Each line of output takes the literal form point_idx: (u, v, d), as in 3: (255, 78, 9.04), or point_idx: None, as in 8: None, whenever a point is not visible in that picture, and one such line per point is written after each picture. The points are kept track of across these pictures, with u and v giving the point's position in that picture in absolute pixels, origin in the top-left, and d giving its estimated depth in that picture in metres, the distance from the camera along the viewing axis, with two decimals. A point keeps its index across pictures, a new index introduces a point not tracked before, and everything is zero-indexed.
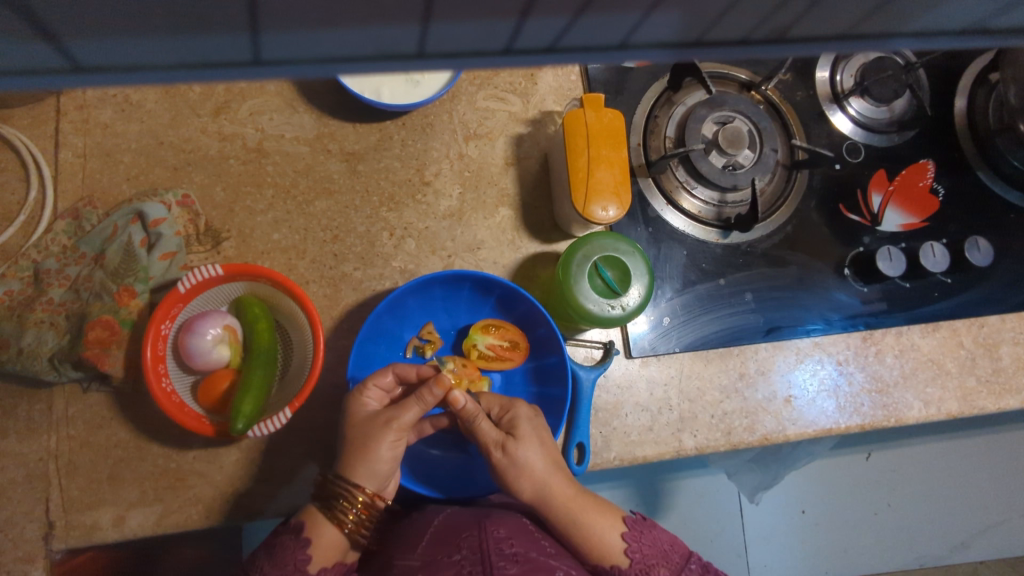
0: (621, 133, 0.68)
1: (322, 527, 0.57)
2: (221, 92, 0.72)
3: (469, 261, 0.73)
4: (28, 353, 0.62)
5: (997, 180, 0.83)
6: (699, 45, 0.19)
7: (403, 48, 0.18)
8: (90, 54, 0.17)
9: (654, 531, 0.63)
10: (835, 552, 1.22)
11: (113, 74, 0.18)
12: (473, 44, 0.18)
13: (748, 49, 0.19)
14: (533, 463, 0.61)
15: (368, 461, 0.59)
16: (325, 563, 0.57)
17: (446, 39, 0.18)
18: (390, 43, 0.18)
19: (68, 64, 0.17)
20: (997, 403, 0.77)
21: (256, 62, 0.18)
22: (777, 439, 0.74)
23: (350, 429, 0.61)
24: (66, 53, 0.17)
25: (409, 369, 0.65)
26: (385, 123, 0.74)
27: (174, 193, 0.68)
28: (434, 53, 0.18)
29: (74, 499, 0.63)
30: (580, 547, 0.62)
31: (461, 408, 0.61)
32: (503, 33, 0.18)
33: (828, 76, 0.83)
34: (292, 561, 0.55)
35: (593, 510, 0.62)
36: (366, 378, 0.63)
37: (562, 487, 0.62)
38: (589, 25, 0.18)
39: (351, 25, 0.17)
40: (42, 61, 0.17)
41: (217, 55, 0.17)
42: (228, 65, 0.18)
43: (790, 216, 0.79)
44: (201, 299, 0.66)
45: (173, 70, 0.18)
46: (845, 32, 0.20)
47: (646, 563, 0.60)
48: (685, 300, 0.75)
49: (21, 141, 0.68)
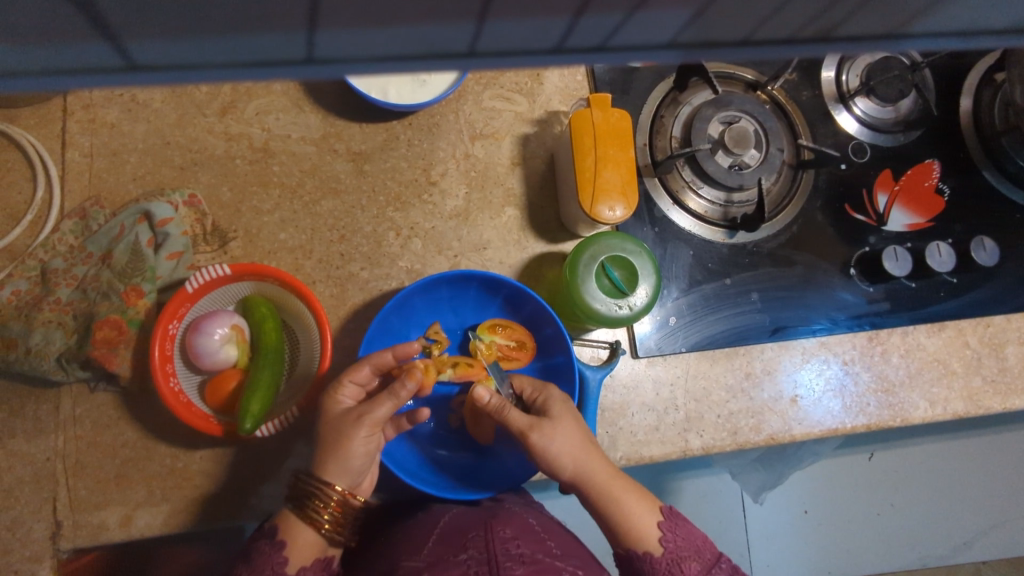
0: (628, 133, 0.68)
1: (297, 529, 0.57)
2: (227, 92, 0.72)
3: (475, 261, 0.73)
4: (36, 353, 0.62)
5: (1003, 180, 0.83)
6: (746, 46, 0.18)
7: (452, 47, 0.17)
8: (146, 54, 0.16)
9: (688, 526, 0.62)
10: (838, 553, 1.23)
11: (170, 76, 0.17)
12: (521, 41, 0.17)
13: (795, 49, 0.18)
14: (571, 439, 0.62)
15: (340, 457, 0.58)
16: (303, 563, 0.56)
17: (500, 37, 0.17)
18: (440, 39, 0.17)
19: (125, 63, 0.16)
20: (1003, 404, 0.77)
21: (311, 62, 0.17)
22: (783, 439, 0.74)
23: (324, 426, 0.61)
24: (124, 51, 0.16)
25: (383, 357, 0.63)
26: (392, 123, 0.74)
27: (181, 193, 0.68)
28: (486, 50, 0.17)
29: (81, 499, 0.63)
30: (613, 530, 0.61)
31: (485, 404, 0.63)
32: (555, 31, 0.17)
33: (833, 76, 0.83)
34: (268, 565, 0.55)
35: (627, 488, 0.63)
36: (341, 375, 0.62)
37: (600, 464, 0.63)
38: (644, 21, 0.17)
39: (401, 24, 0.16)
40: (100, 62, 0.16)
41: (271, 54, 0.17)
42: (281, 65, 0.17)
43: (796, 216, 0.79)
44: (209, 299, 0.66)
45: (232, 69, 0.17)
46: (892, 31, 0.19)
47: (678, 554, 0.59)
48: (691, 299, 0.75)
49: (28, 141, 0.68)
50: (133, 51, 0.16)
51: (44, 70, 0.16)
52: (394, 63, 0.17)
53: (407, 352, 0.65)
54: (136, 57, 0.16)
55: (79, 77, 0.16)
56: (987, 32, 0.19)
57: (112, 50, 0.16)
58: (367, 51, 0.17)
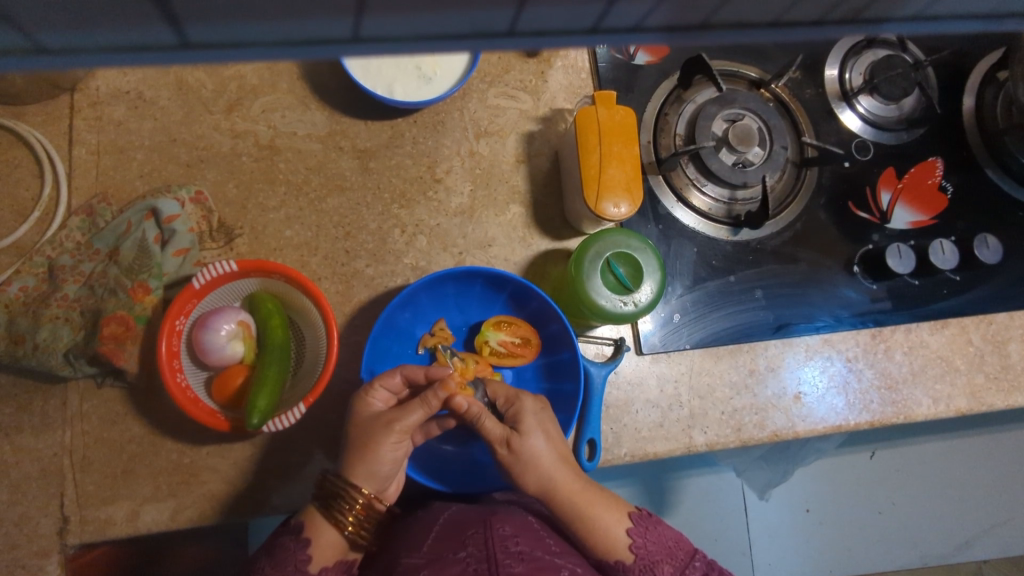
0: (633, 130, 0.69)
1: (321, 528, 0.58)
2: (233, 89, 0.73)
3: (480, 258, 0.74)
4: (43, 348, 0.62)
5: (1006, 178, 0.83)
6: (778, 26, 0.19)
7: (495, 27, 0.18)
8: (201, 33, 0.17)
9: (659, 527, 0.64)
10: (840, 550, 1.23)
11: (222, 51, 0.17)
12: (568, 22, 0.18)
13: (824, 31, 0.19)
14: (539, 458, 0.61)
15: (368, 462, 0.59)
16: (326, 562, 0.58)
17: (540, 18, 0.18)
18: (484, 19, 0.17)
19: (177, 39, 0.17)
20: (1005, 401, 0.77)
21: (355, 39, 0.18)
22: (787, 436, 0.74)
23: (352, 426, 0.61)
24: (180, 31, 0.17)
25: (418, 371, 0.64)
26: (397, 120, 0.74)
27: (187, 190, 0.69)
28: (527, 31, 0.18)
29: (88, 494, 0.63)
30: (585, 541, 0.62)
31: (464, 412, 0.61)
32: (594, 13, 0.18)
33: (837, 74, 0.83)
34: (292, 562, 0.57)
35: (597, 500, 0.62)
36: (374, 378, 0.63)
37: (569, 480, 0.62)
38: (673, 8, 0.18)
39: (452, 9, 0.17)
40: (155, 38, 0.17)
41: (322, 33, 0.18)
42: (329, 42, 0.18)
43: (800, 213, 0.79)
44: (215, 295, 0.66)
45: (285, 46, 0.18)
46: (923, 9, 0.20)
47: (650, 559, 0.61)
48: (695, 296, 0.75)
49: (35, 138, 0.68)
50: (186, 27, 0.17)
51: (99, 50, 0.17)
52: (437, 42, 0.18)
53: (440, 373, 0.65)
54: (189, 36, 0.17)
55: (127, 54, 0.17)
56: (1010, 15, 0.21)
57: (169, 31, 0.17)
58: (407, 29, 0.18)
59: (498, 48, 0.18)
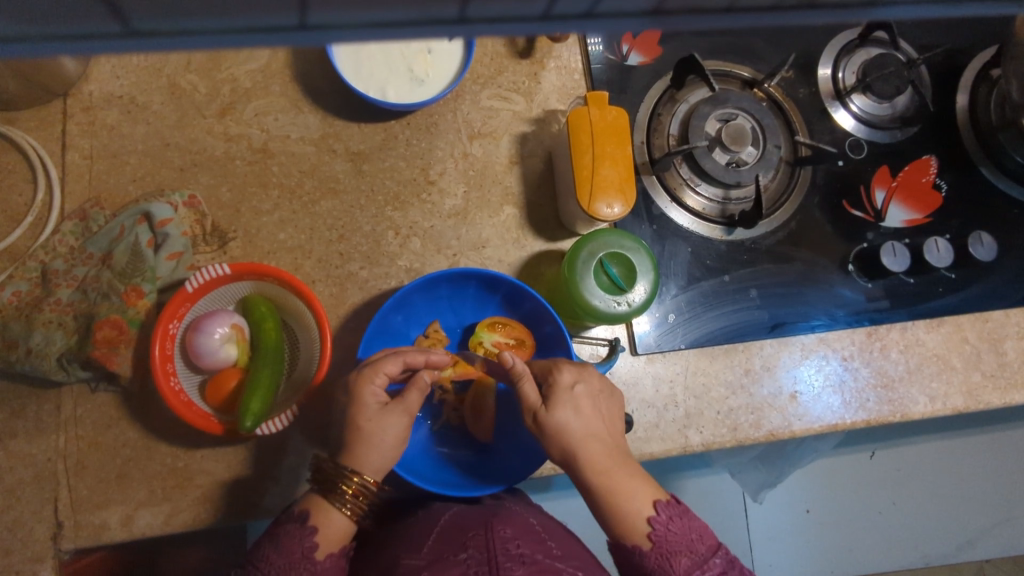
0: (625, 130, 0.68)
1: (322, 513, 0.58)
2: (227, 93, 0.73)
3: (473, 259, 0.74)
4: (37, 353, 0.62)
5: (1000, 174, 0.83)
6: (728, 13, 0.20)
7: (444, 14, 0.19)
8: (147, 21, 0.18)
9: (686, 517, 0.58)
10: (840, 552, 1.22)
11: (164, 41, 0.18)
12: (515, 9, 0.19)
13: (772, 17, 0.20)
14: (572, 423, 0.59)
15: (367, 445, 0.59)
16: (330, 546, 0.57)
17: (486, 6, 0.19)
18: (428, 8, 0.19)
19: (122, 28, 0.18)
20: (1003, 399, 0.77)
21: (302, 27, 0.18)
22: (783, 436, 0.73)
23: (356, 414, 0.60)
24: (123, 20, 0.17)
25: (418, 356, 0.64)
26: (390, 123, 0.75)
27: (180, 194, 0.68)
28: (476, 18, 0.19)
29: (83, 499, 0.63)
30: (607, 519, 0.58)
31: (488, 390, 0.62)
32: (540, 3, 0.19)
33: (829, 73, 0.83)
34: (299, 549, 0.55)
35: (627, 481, 0.59)
36: (375, 364, 0.61)
37: (600, 452, 0.59)
38: None
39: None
40: (96, 26, 0.18)
41: (269, 23, 0.18)
42: (274, 30, 0.19)
43: (794, 212, 0.79)
44: (208, 299, 0.66)
45: (231, 35, 0.18)
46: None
47: (667, 549, 0.56)
48: (689, 296, 0.75)
49: (29, 144, 0.68)
50: (131, 18, 0.18)
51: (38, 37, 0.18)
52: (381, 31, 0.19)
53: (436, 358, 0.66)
54: (135, 24, 0.18)
55: (81, 43, 0.18)
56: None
57: (111, 19, 0.17)
58: (353, 17, 0.18)
59: (446, 33, 0.19)
